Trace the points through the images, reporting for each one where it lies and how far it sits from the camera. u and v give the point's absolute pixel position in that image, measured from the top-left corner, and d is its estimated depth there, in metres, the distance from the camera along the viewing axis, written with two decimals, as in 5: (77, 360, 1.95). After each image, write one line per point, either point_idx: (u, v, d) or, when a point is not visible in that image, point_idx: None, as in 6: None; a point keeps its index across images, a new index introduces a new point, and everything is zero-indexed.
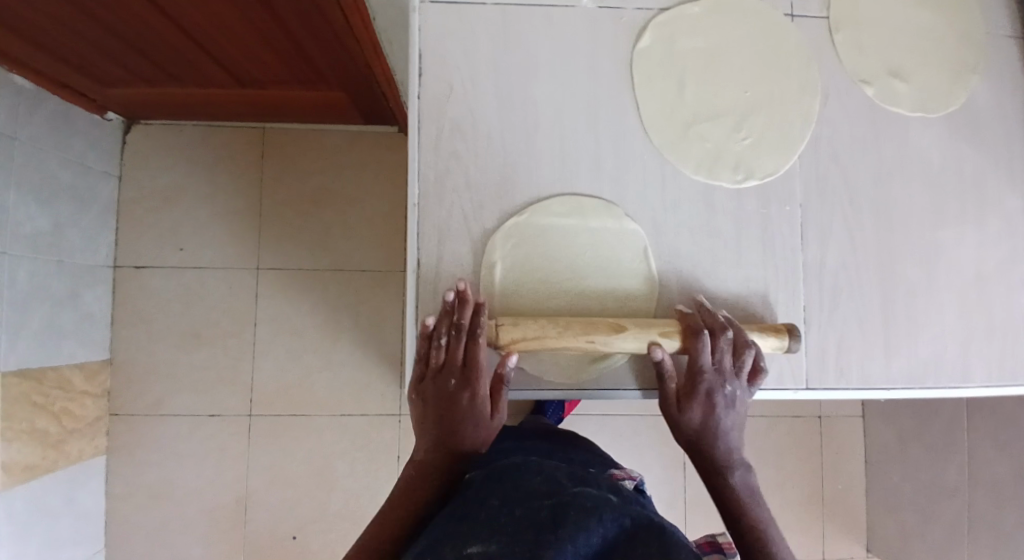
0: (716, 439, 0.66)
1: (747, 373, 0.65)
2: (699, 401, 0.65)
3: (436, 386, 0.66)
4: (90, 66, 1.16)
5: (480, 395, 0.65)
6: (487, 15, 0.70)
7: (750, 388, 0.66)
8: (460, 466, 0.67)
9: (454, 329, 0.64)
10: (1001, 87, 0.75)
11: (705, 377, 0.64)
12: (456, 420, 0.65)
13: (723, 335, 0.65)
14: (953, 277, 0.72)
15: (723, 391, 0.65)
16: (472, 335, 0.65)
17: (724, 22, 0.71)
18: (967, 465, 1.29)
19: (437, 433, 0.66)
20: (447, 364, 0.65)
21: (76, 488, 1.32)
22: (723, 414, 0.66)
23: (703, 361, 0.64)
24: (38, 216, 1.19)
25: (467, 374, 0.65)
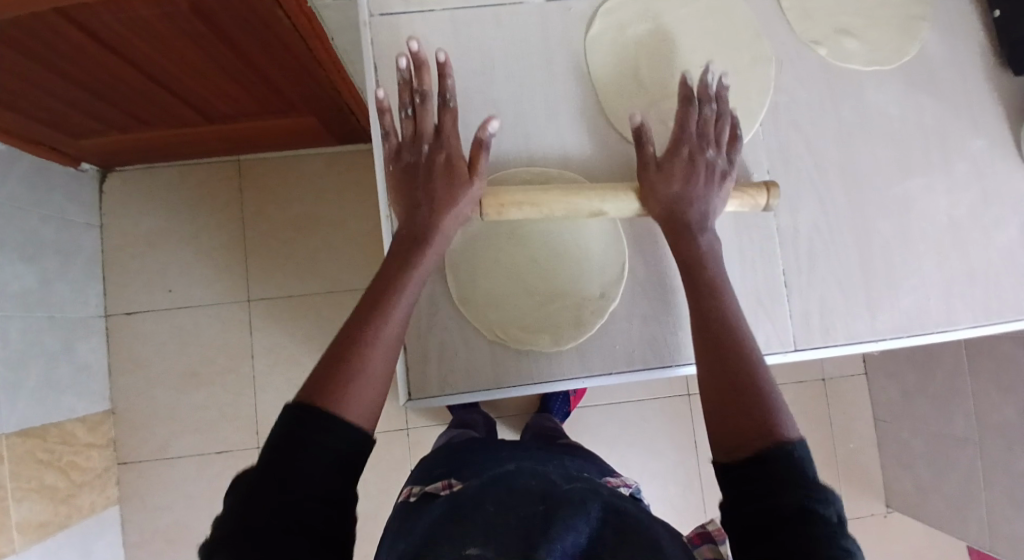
0: (693, 210, 0.70)
1: (726, 138, 0.72)
2: (682, 165, 0.70)
3: (411, 157, 0.68)
4: (60, 120, 1.17)
5: (452, 153, 0.68)
6: (435, 22, 0.74)
7: (732, 158, 0.72)
8: (442, 234, 0.68)
9: (416, 94, 0.67)
10: (923, 36, 0.81)
11: (688, 138, 0.70)
12: (433, 177, 0.67)
13: (707, 102, 0.72)
14: (927, 227, 0.78)
15: (705, 158, 0.71)
16: (440, 96, 0.68)
17: (669, 5, 0.77)
18: (973, 410, 1.27)
19: (417, 200, 0.68)
20: (417, 131, 0.68)
21: (91, 542, 1.31)
22: (704, 180, 0.70)
23: (689, 125, 0.71)
24: (26, 275, 1.20)
25: (437, 133, 0.68)
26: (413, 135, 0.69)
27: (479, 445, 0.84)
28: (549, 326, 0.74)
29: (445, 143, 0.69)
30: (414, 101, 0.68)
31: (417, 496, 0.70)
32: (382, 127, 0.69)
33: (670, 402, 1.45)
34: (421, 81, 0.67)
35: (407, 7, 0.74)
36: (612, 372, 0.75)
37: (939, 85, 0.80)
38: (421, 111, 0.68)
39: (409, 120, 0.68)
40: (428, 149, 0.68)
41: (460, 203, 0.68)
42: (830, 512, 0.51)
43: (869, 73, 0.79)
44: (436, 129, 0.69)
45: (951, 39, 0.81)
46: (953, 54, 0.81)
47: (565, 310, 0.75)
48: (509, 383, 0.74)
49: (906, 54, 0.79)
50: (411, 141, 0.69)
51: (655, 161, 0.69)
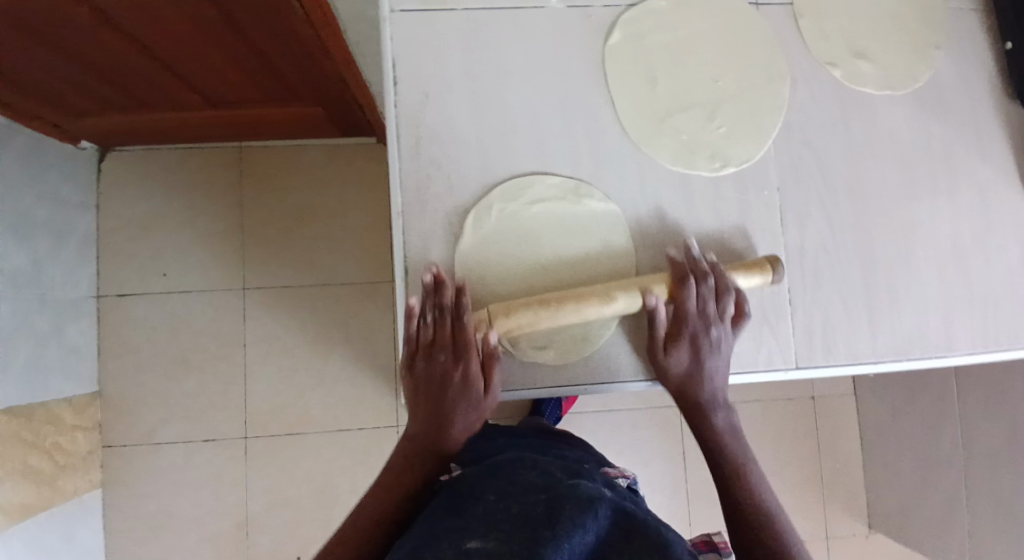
0: (701, 385, 0.72)
1: (730, 313, 0.71)
2: (685, 345, 0.71)
3: (428, 367, 0.69)
4: (60, 95, 1.15)
5: (469, 370, 0.69)
6: (454, 22, 0.74)
7: (734, 332, 0.72)
8: (458, 433, 0.71)
9: (437, 309, 0.68)
10: (935, 63, 0.82)
11: (690, 323, 0.70)
12: (449, 393, 0.69)
13: (706, 279, 0.70)
14: (931, 250, 0.79)
15: (709, 337, 0.71)
16: (459, 312, 0.68)
17: (689, 17, 0.77)
18: (959, 434, 1.28)
19: (432, 417, 0.70)
20: (435, 340, 0.69)
21: (72, 526, 1.29)
22: (708, 356, 0.71)
23: (689, 310, 0.69)
24: (18, 253, 1.18)
25: (456, 351, 0.68)
26: (431, 342, 0.69)
27: (476, 433, 0.83)
28: (555, 338, 0.74)
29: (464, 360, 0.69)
30: (433, 314, 0.68)
31: (415, 484, 0.69)
32: (405, 331, 0.70)
33: (662, 411, 1.46)
34: (444, 302, 0.67)
35: (429, 4, 0.74)
36: (615, 378, 0.76)
37: (948, 112, 0.81)
38: (440, 325, 0.68)
39: (428, 327, 0.69)
40: (446, 361, 0.68)
41: (473, 412, 0.70)
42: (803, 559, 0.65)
43: (881, 97, 0.80)
44: (454, 337, 0.69)
45: (962, 67, 0.83)
46: (963, 83, 0.82)
47: (573, 321, 0.74)
48: (513, 385, 0.74)
49: (917, 80, 0.80)
50: (429, 346, 0.69)
51: (658, 340, 0.71)
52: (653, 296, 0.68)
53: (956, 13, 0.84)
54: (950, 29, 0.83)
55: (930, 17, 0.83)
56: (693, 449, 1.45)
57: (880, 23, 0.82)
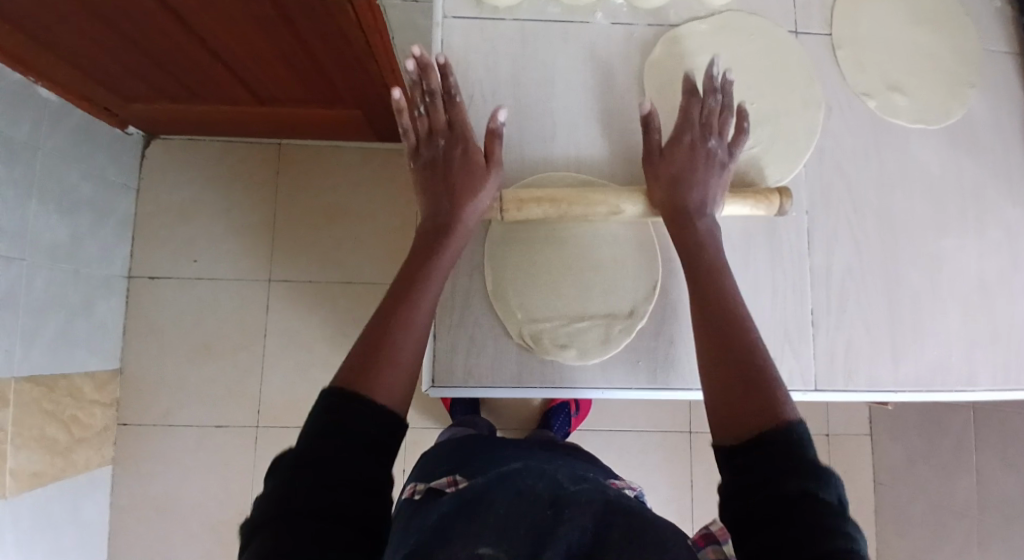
0: (696, 194, 0.71)
1: (730, 131, 0.73)
2: (684, 147, 0.72)
3: (428, 151, 0.73)
4: (117, 80, 1.21)
5: (469, 146, 0.72)
6: (504, 30, 0.79)
7: (733, 149, 0.73)
8: (462, 217, 0.70)
9: (427, 94, 0.72)
10: (970, 101, 0.83)
11: (691, 128, 0.72)
12: (450, 164, 0.71)
13: (713, 94, 0.73)
14: (958, 285, 0.79)
15: (706, 146, 0.72)
16: (448, 92, 0.73)
17: (729, 40, 0.80)
18: (975, 483, 1.26)
19: (436, 194, 0.71)
20: (431, 126, 0.73)
21: (80, 499, 1.31)
22: (706, 167, 0.72)
23: (693, 117, 0.73)
24: (58, 226, 1.23)
25: (449, 128, 0.72)
26: (429, 131, 0.73)
27: (486, 441, 0.85)
28: (575, 341, 0.77)
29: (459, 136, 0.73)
30: (426, 101, 0.72)
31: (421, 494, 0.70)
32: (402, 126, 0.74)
33: (673, 437, 1.44)
34: (432, 82, 0.71)
35: (480, 13, 0.78)
36: (632, 386, 0.78)
37: (980, 150, 0.82)
38: (432, 113, 0.72)
39: (424, 119, 0.73)
40: (443, 143, 0.72)
41: (476, 187, 0.71)
42: (831, 494, 0.48)
43: (914, 130, 0.81)
44: (449, 122, 0.73)
45: (997, 107, 0.84)
46: (997, 123, 0.83)
47: (592, 328, 0.77)
48: (531, 383, 0.77)
49: (952, 116, 0.81)
50: (427, 136, 0.73)
51: (656, 150, 0.72)
52: (647, 103, 0.72)
53: (993, 55, 0.85)
54: (986, 70, 0.84)
55: (967, 57, 0.84)
56: (701, 478, 1.43)
57: (917, 59, 0.83)
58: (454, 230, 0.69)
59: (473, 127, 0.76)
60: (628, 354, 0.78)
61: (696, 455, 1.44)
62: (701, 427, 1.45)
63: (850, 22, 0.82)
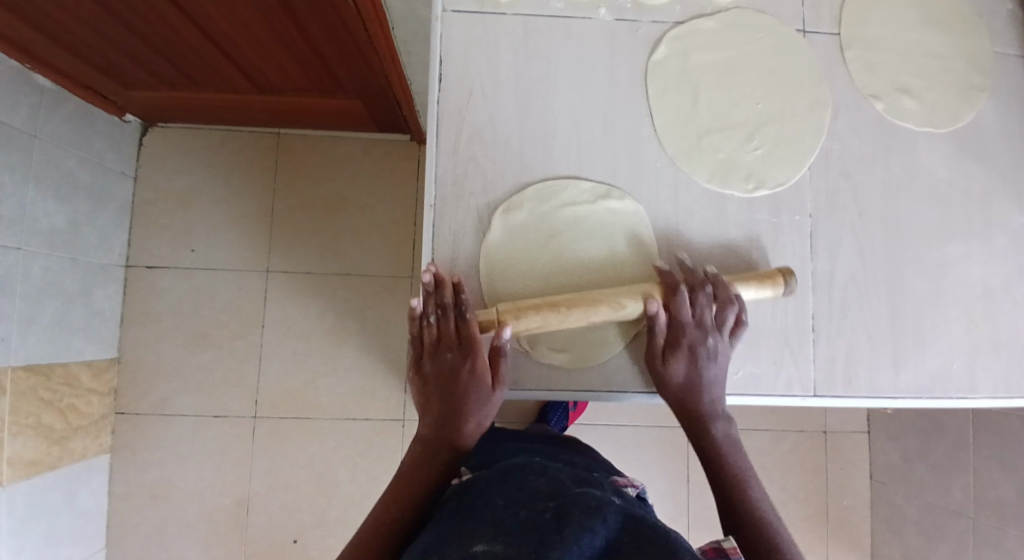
0: (705, 395, 0.71)
1: (729, 322, 0.70)
2: (684, 354, 0.70)
3: (432, 362, 0.69)
4: (114, 67, 1.20)
5: (476, 365, 0.68)
6: (507, 24, 0.77)
7: (733, 339, 0.71)
8: (467, 438, 0.70)
9: (440, 309, 0.68)
10: (978, 104, 0.81)
11: (689, 331, 0.69)
12: (455, 387, 0.68)
13: (702, 288, 0.70)
14: (961, 292, 0.78)
15: (706, 347, 0.70)
16: (461, 310, 0.68)
17: (736, 38, 0.78)
18: (971, 484, 1.26)
19: (441, 413, 0.69)
20: (439, 339, 0.69)
21: (77, 487, 1.31)
22: (708, 364, 0.70)
23: (688, 318, 0.69)
24: (55, 214, 1.22)
25: (461, 343, 0.68)
26: (436, 340, 0.69)
27: (485, 440, 0.84)
28: (578, 345, 0.77)
29: (468, 354, 0.68)
30: (436, 313, 0.68)
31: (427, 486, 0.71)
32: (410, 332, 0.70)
33: (670, 432, 1.44)
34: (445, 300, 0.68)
35: (482, 7, 0.77)
36: (629, 389, 0.78)
37: (988, 154, 0.81)
38: (443, 325, 0.68)
39: (430, 330, 0.69)
40: (452, 358, 0.68)
41: (481, 412, 0.69)
42: None
43: (922, 133, 0.80)
44: (460, 335, 0.69)
45: (1006, 111, 0.82)
46: (1005, 127, 0.82)
47: (590, 328, 0.77)
48: (527, 384, 0.76)
49: (960, 119, 0.80)
50: (432, 345, 0.69)
51: (659, 350, 0.70)
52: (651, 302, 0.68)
53: (1004, 56, 0.84)
54: (996, 72, 0.83)
55: (977, 58, 0.83)
56: (697, 474, 1.44)
57: (926, 60, 0.82)
58: (458, 451, 0.70)
59: (471, 128, 0.76)
60: (625, 356, 0.78)
61: (693, 451, 1.44)
62: None
63: (859, 21, 0.80)
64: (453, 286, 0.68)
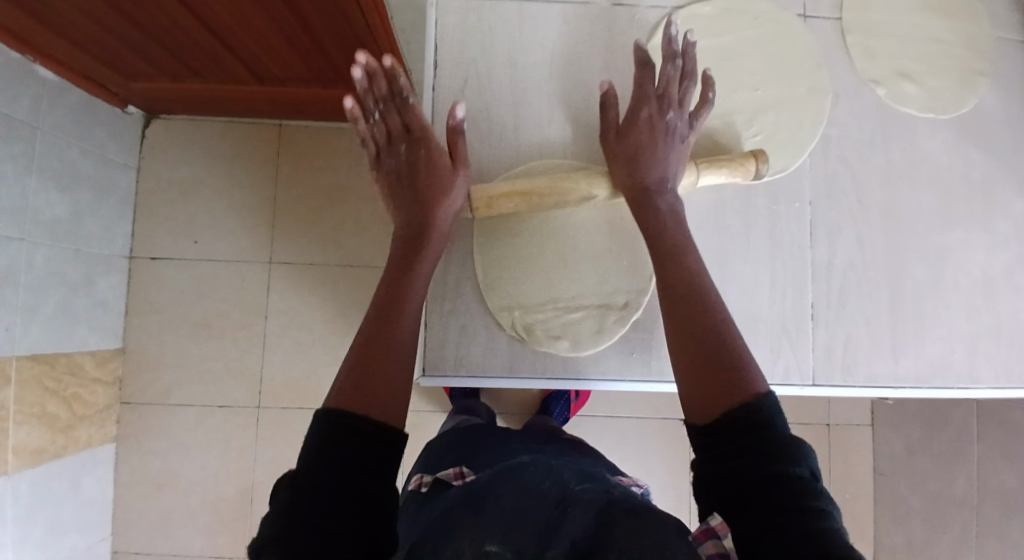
0: (655, 174, 0.70)
1: (688, 102, 0.72)
2: (640, 128, 0.70)
3: (390, 158, 0.73)
4: (115, 59, 1.20)
5: (431, 151, 0.72)
6: (503, 9, 0.77)
7: (691, 119, 0.72)
8: (439, 224, 0.71)
9: (382, 98, 0.72)
10: (982, 89, 0.80)
11: (648, 103, 0.71)
12: (417, 177, 0.71)
13: (672, 63, 0.71)
14: (963, 282, 0.77)
15: (665, 124, 0.71)
16: (403, 97, 0.73)
17: (734, 24, 0.78)
18: (975, 475, 1.25)
19: (406, 200, 0.72)
20: (390, 130, 0.73)
21: (82, 475, 1.33)
22: (665, 143, 0.71)
23: (648, 92, 0.71)
24: (58, 204, 1.23)
25: (409, 133, 0.72)
26: (387, 137, 0.73)
27: (489, 433, 0.84)
28: (570, 331, 0.77)
29: (419, 144, 0.72)
30: (381, 107, 0.73)
31: (429, 486, 0.70)
32: (361, 138, 0.75)
33: (672, 423, 1.44)
34: (387, 85, 0.71)
35: None
36: (627, 378, 0.78)
37: (992, 141, 0.80)
38: (390, 118, 0.73)
39: (380, 128, 0.73)
40: (404, 150, 0.72)
41: (446, 194, 0.71)
42: (802, 468, 0.50)
43: (924, 119, 0.78)
44: (408, 126, 0.73)
45: (1011, 96, 0.81)
46: (1009, 114, 0.81)
47: (585, 318, 0.77)
48: (523, 371, 0.77)
49: (963, 104, 0.79)
50: (386, 144, 0.74)
51: (614, 126, 0.72)
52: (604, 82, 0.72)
53: (1009, 41, 0.82)
54: (1000, 56, 0.82)
55: (981, 43, 0.81)
56: None
57: (928, 45, 0.81)
58: (431, 237, 0.71)
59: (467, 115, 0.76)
60: (621, 344, 0.78)
61: None
62: None
63: (861, 4, 0.79)
64: (387, 68, 0.71)
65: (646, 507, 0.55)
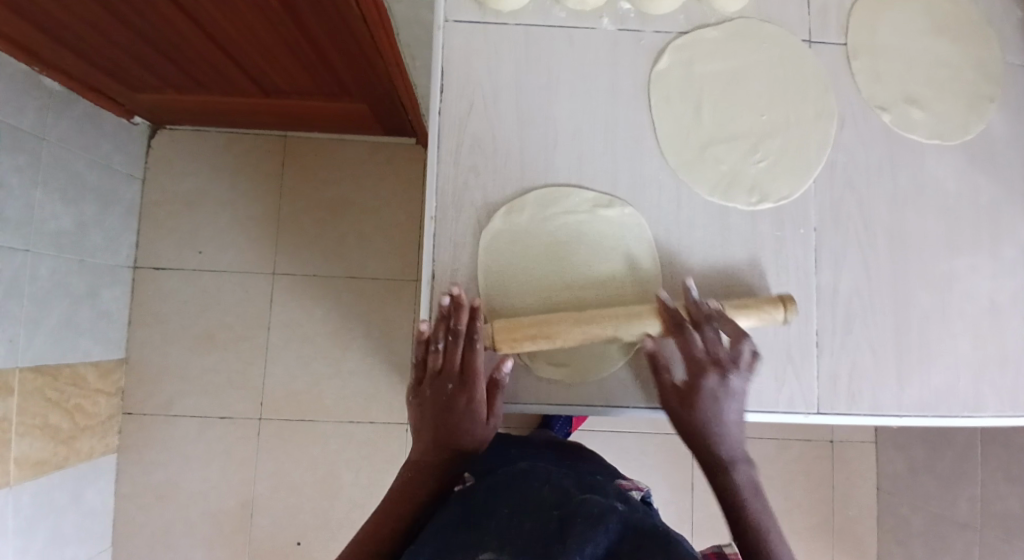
0: (717, 431, 0.68)
1: (742, 358, 0.68)
2: (701, 393, 0.68)
3: (433, 388, 0.69)
4: (121, 70, 1.20)
5: (474, 395, 0.68)
6: (509, 34, 0.77)
7: (749, 375, 0.68)
8: (458, 469, 0.70)
9: (450, 334, 0.68)
10: (988, 115, 0.80)
11: (698, 362, 0.68)
12: (454, 417, 0.68)
13: (707, 324, 0.68)
14: (969, 310, 0.77)
15: (724, 389, 0.68)
16: (472, 336, 0.68)
17: (741, 48, 0.78)
18: (978, 496, 1.23)
19: (437, 433, 0.69)
20: (445, 366, 0.69)
21: (83, 486, 1.33)
22: (727, 404, 0.68)
23: (697, 352, 0.68)
24: (63, 216, 1.23)
25: (462, 377, 0.68)
26: (440, 367, 0.69)
27: (491, 442, 0.83)
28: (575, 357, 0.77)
29: (469, 389, 0.68)
30: (446, 338, 0.68)
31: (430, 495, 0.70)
32: (417, 354, 0.71)
33: (674, 439, 1.44)
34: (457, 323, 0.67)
35: (483, 17, 0.77)
36: (631, 404, 0.77)
37: (998, 167, 0.80)
38: (451, 349, 0.68)
39: (439, 354, 0.69)
40: (450, 388, 0.68)
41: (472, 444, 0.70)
42: None
43: (930, 145, 0.78)
44: (462, 367, 0.68)
45: (1017, 122, 0.81)
46: (1015, 141, 0.80)
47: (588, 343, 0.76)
48: (525, 399, 0.76)
49: (969, 131, 0.79)
50: (438, 370, 0.69)
51: (670, 389, 0.69)
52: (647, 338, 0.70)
53: (1015, 67, 0.82)
54: (1007, 82, 0.81)
55: (987, 69, 0.81)
56: (702, 482, 1.43)
57: (934, 71, 0.81)
58: (451, 476, 0.70)
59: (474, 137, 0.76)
60: (625, 369, 0.77)
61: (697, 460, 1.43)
62: None
63: (867, 30, 0.79)
64: (470, 308, 0.68)
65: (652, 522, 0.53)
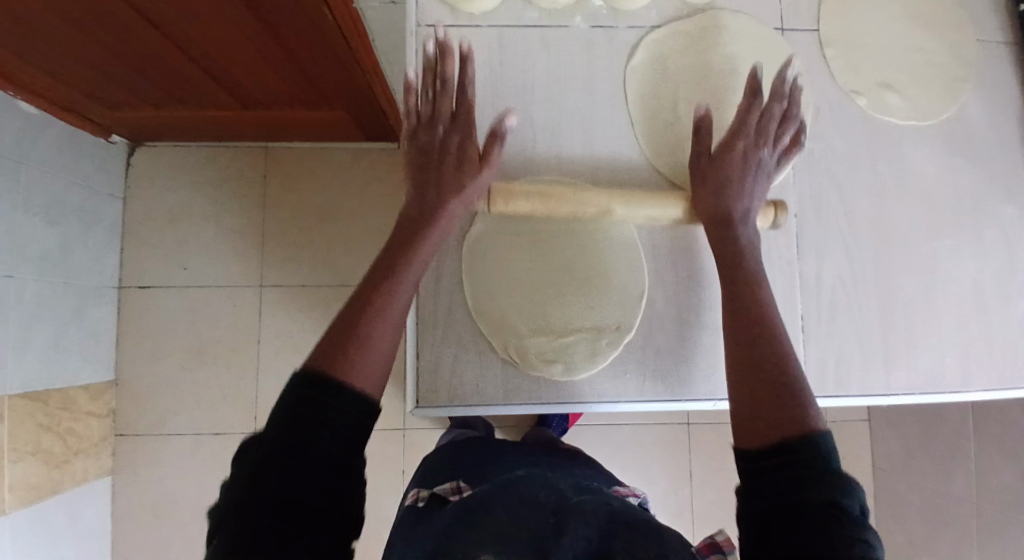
0: (738, 206, 0.70)
1: (784, 139, 0.72)
2: (737, 154, 0.70)
3: (425, 137, 0.70)
4: (96, 88, 1.19)
5: (466, 141, 0.70)
6: (484, 36, 0.77)
7: (781, 160, 0.73)
8: (449, 216, 0.69)
9: (439, 79, 0.69)
10: (961, 95, 0.81)
11: (744, 136, 0.70)
12: (442, 166, 0.69)
13: (776, 99, 0.71)
14: (952, 289, 0.78)
15: (758, 158, 0.71)
16: (461, 82, 0.69)
17: (714, 42, 0.78)
18: (973, 470, 1.25)
19: (422, 196, 0.69)
20: (434, 111, 0.69)
21: (79, 509, 1.31)
22: (753, 177, 0.71)
23: (757, 122, 0.70)
24: (45, 238, 1.22)
25: (453, 117, 0.69)
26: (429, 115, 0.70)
27: (486, 445, 0.83)
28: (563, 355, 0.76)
29: (461, 127, 0.70)
30: (435, 85, 0.69)
31: (425, 500, 0.71)
32: (405, 109, 0.71)
33: (670, 430, 1.44)
34: (445, 69, 0.68)
35: (457, 20, 0.77)
36: (622, 399, 0.78)
37: (973, 146, 0.80)
38: (440, 98, 0.69)
39: (428, 102, 0.70)
40: (444, 131, 0.69)
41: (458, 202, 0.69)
42: (850, 504, 0.48)
43: (906, 128, 0.79)
44: (455, 111, 0.70)
45: (990, 101, 0.82)
46: (989, 119, 0.81)
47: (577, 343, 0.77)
48: (518, 399, 0.77)
49: (943, 113, 0.80)
50: (428, 121, 0.70)
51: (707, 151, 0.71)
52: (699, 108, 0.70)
53: (985, 47, 0.83)
54: (978, 62, 0.82)
55: (959, 50, 0.82)
56: (700, 471, 1.43)
57: (907, 54, 0.81)
58: (436, 228, 0.67)
59: None
60: (615, 365, 0.78)
61: (694, 449, 1.44)
62: (698, 419, 1.45)
63: (839, 17, 0.80)
64: (460, 53, 0.67)
65: (645, 519, 0.54)
